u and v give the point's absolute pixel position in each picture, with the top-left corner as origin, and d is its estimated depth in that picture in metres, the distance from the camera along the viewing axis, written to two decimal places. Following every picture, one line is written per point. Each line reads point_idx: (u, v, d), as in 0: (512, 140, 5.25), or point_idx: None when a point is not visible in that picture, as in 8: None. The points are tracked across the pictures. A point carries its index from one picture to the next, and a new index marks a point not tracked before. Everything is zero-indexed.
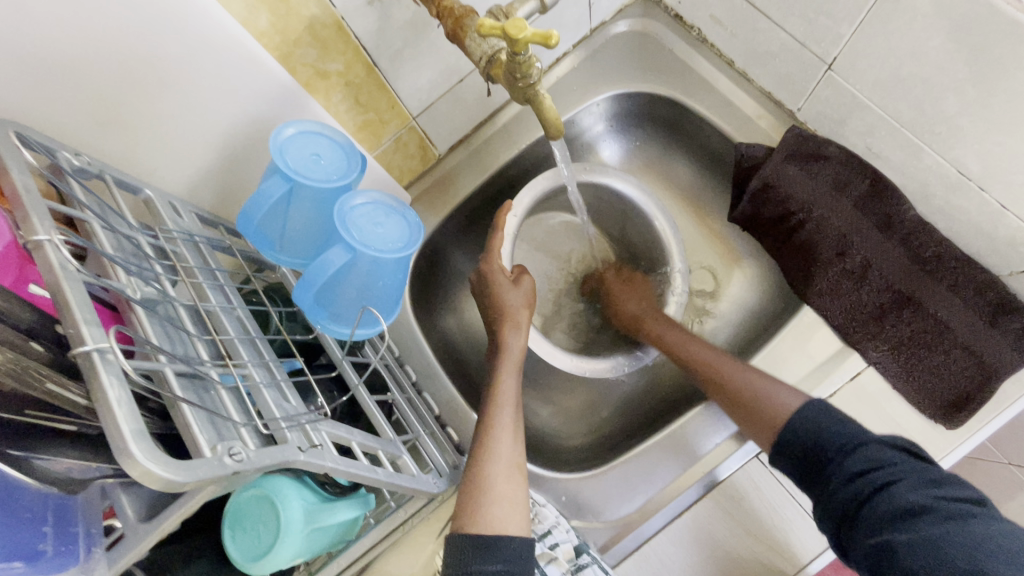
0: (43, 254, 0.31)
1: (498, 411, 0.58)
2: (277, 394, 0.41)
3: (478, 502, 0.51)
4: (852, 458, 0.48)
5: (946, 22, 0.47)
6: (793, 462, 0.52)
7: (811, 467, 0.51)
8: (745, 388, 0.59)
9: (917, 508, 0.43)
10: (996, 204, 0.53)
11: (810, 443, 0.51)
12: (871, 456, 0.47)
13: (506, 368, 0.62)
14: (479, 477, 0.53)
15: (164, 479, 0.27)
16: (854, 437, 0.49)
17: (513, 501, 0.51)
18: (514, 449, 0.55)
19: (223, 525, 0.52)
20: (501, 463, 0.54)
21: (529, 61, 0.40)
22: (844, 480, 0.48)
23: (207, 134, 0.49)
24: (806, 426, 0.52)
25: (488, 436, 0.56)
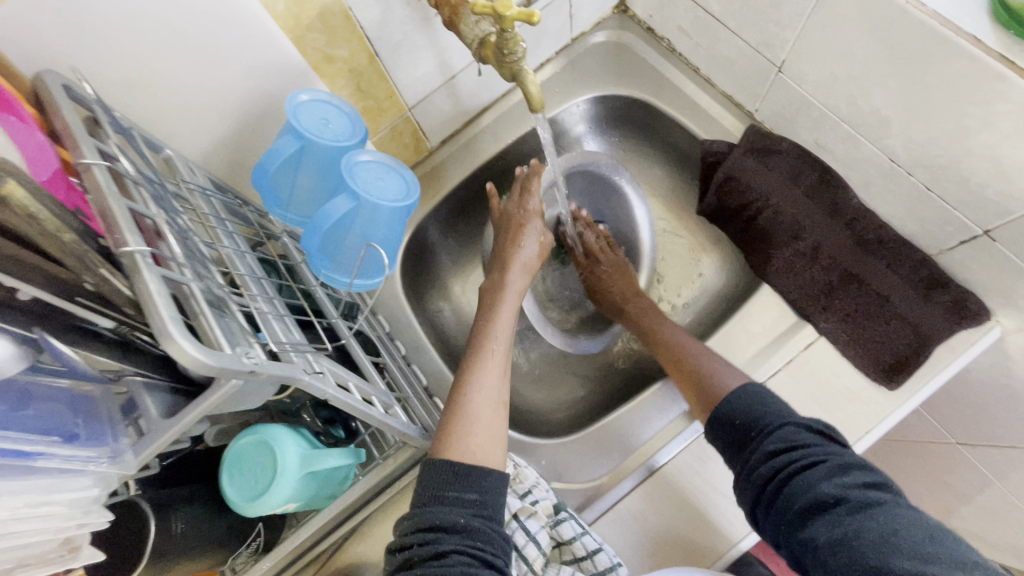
0: (92, 176, 0.36)
1: (493, 347, 0.62)
2: (283, 327, 0.45)
3: (464, 429, 0.55)
4: (769, 441, 0.52)
5: (869, 25, 0.55)
6: (724, 437, 0.56)
7: (736, 435, 0.55)
8: (701, 372, 0.63)
9: (836, 499, 0.46)
10: (922, 186, 0.61)
11: (750, 421, 0.54)
12: (788, 436, 0.52)
13: (505, 307, 0.67)
14: (464, 408, 0.57)
15: (194, 360, 0.32)
16: (771, 422, 0.53)
17: (494, 437, 0.56)
18: (501, 388, 0.60)
19: (221, 471, 0.55)
20: (488, 398, 0.58)
21: (515, 39, 0.47)
22: (757, 465, 0.52)
23: (225, 104, 0.54)
24: (755, 404, 0.55)
25: (478, 371, 0.60)
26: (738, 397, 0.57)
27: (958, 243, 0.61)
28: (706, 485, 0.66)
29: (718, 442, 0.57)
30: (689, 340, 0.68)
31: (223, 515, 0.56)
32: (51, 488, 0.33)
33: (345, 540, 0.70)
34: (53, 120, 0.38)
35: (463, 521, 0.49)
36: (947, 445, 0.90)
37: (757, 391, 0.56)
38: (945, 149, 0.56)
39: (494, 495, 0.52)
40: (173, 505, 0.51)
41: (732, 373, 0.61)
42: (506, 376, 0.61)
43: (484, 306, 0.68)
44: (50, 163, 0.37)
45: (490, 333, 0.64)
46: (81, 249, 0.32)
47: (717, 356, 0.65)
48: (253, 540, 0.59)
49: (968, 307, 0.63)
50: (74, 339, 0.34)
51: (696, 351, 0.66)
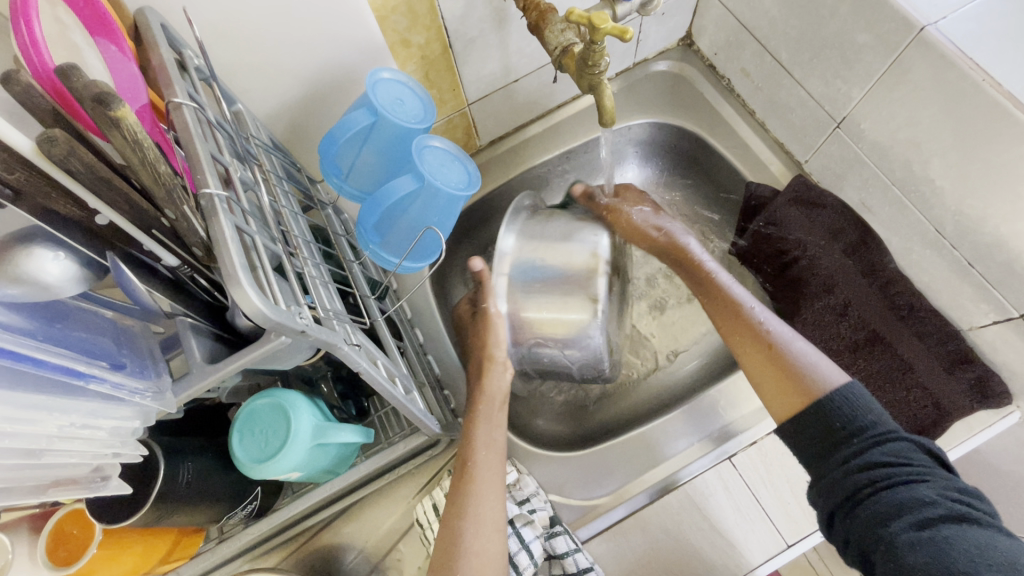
0: (181, 115, 0.36)
1: (483, 467, 0.61)
2: (327, 294, 0.45)
3: (449, 562, 0.55)
4: (877, 449, 0.48)
5: (940, 95, 0.55)
6: (806, 444, 0.52)
7: (819, 444, 0.51)
8: (791, 361, 0.56)
9: (927, 501, 0.45)
10: (964, 261, 0.61)
11: (835, 422, 0.51)
12: (898, 451, 0.48)
13: (484, 419, 0.65)
14: (450, 533, 0.57)
15: (256, 309, 0.31)
16: (880, 431, 0.49)
17: (490, 568, 0.55)
18: (495, 515, 0.59)
19: (232, 428, 0.55)
20: (477, 526, 0.57)
21: (602, 52, 0.47)
22: (853, 469, 0.48)
23: (301, 69, 0.55)
24: (847, 406, 0.51)
25: (468, 489, 0.60)
26: (829, 395, 0.52)
27: (991, 322, 0.61)
28: (703, 521, 0.66)
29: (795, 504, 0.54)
30: (770, 330, 0.60)
31: (226, 473, 0.55)
32: (95, 412, 0.35)
33: (333, 519, 0.70)
34: (149, 56, 0.38)
35: None
36: None
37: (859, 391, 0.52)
38: (994, 228, 0.57)
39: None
40: (184, 453, 0.51)
41: (822, 366, 0.55)
42: (501, 498, 0.60)
43: (466, 418, 0.66)
44: (138, 97, 0.37)
45: (473, 447, 0.63)
46: (174, 183, 0.30)
47: (808, 345, 0.58)
48: (248, 504, 0.59)
49: (991, 388, 0.63)
50: (137, 269, 0.34)
51: (775, 334, 0.59)
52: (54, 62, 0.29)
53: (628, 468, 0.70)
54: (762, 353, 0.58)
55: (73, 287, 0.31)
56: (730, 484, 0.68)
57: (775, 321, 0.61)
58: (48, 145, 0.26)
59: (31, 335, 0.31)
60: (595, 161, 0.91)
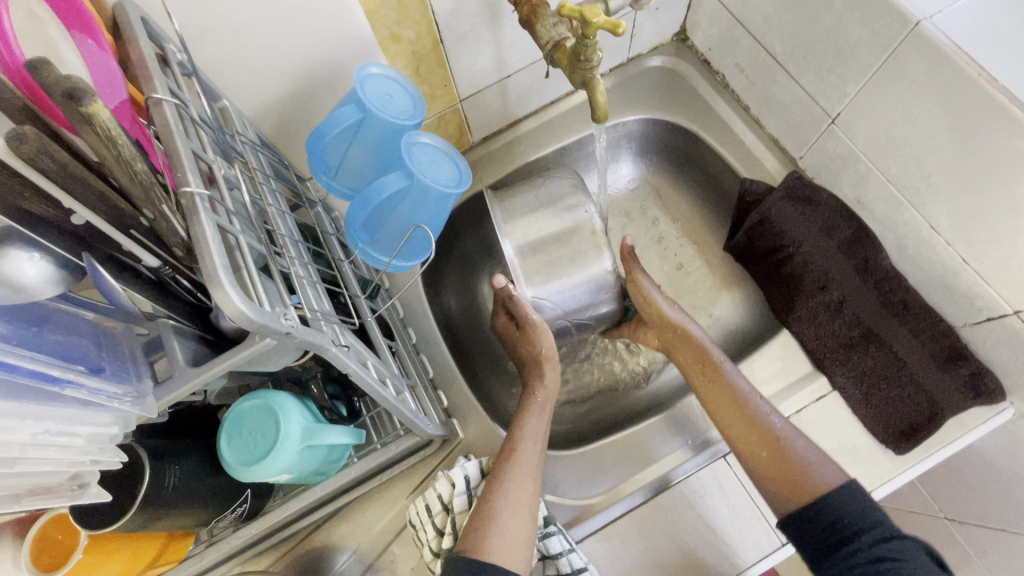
0: (160, 110, 0.35)
1: (525, 449, 0.64)
2: (315, 294, 0.44)
3: (482, 532, 0.57)
4: (881, 546, 0.53)
5: (935, 92, 0.55)
6: (809, 541, 0.57)
7: (823, 542, 0.56)
8: (792, 456, 0.59)
9: None
10: (958, 258, 0.61)
11: (840, 519, 0.55)
12: (893, 547, 0.53)
13: (534, 411, 0.69)
14: (486, 511, 0.59)
15: (238, 311, 0.31)
16: (879, 529, 0.54)
17: (517, 546, 0.57)
18: (529, 497, 0.61)
19: (220, 431, 0.54)
20: (511, 507, 0.59)
21: (594, 46, 0.46)
22: (859, 561, 0.53)
23: (287, 64, 0.54)
24: (848, 508, 0.55)
25: (510, 466, 0.63)
26: (834, 495, 0.56)
27: (984, 319, 0.61)
28: (698, 519, 0.66)
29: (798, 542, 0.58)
30: (773, 416, 0.62)
31: (215, 476, 0.55)
32: (73, 417, 0.34)
33: (325, 520, 0.69)
34: (129, 50, 0.37)
35: None
36: (932, 517, 0.90)
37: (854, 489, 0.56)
38: (989, 225, 0.56)
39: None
40: (171, 456, 0.50)
41: (824, 465, 0.59)
42: (535, 486, 0.62)
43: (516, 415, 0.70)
44: (117, 92, 0.36)
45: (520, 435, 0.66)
46: (151, 182, 0.29)
47: (803, 437, 0.61)
48: (238, 505, 0.58)
49: (985, 384, 0.62)
50: (115, 270, 0.33)
51: (780, 426, 0.62)
52: (24, 55, 0.28)
53: (623, 469, 0.69)
54: (769, 443, 0.61)
55: (49, 290, 0.30)
56: (725, 482, 0.68)
57: (775, 412, 0.63)
58: (17, 142, 0.25)
59: (5, 340, 0.30)
60: (589, 158, 0.90)
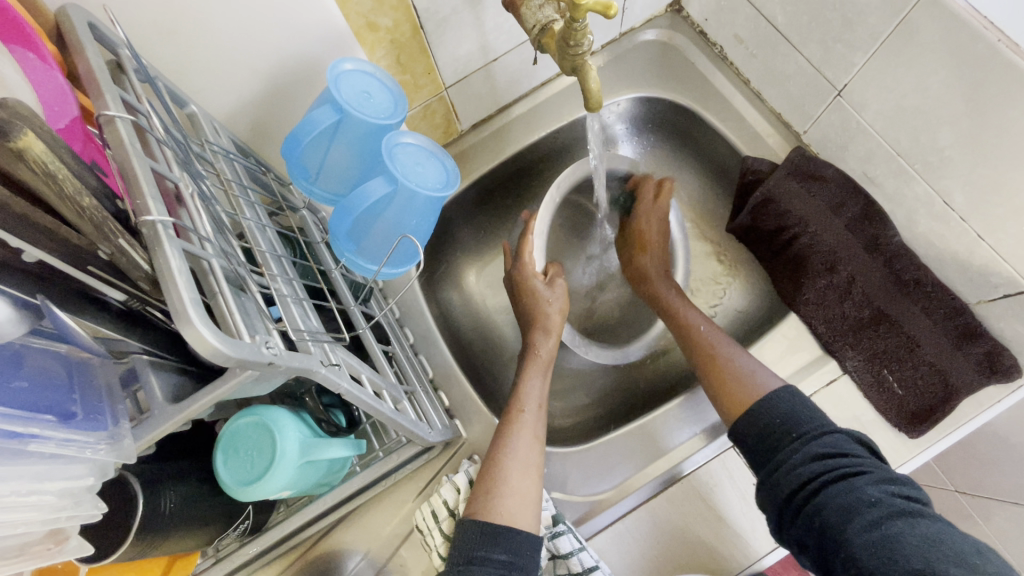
0: (114, 128, 0.32)
1: (528, 411, 0.64)
2: (302, 312, 0.42)
3: (491, 493, 0.56)
4: (815, 444, 0.52)
5: (950, 58, 0.51)
6: (756, 439, 0.57)
7: (769, 439, 0.55)
8: (728, 365, 0.63)
9: (871, 501, 0.47)
10: (974, 234, 0.58)
11: (778, 421, 0.55)
12: (833, 445, 0.52)
13: (533, 369, 0.68)
14: (496, 472, 0.58)
15: (211, 348, 0.28)
16: (814, 428, 0.54)
17: (525, 499, 0.56)
18: (532, 449, 0.60)
19: (215, 449, 0.52)
20: (519, 461, 0.59)
21: (584, 30, 0.43)
22: (796, 467, 0.52)
23: (257, 62, 0.50)
24: (783, 406, 0.56)
25: (513, 431, 0.62)
26: (771, 396, 0.57)
27: (1000, 295, 0.59)
28: (710, 510, 0.65)
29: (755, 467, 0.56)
30: (730, 347, 0.65)
31: (214, 496, 0.53)
32: (41, 475, 0.30)
33: (332, 527, 0.68)
34: (75, 62, 0.34)
35: None
36: (943, 490, 0.89)
37: (795, 397, 0.57)
38: (1007, 199, 0.54)
39: (523, 557, 0.52)
40: (165, 481, 0.48)
41: (759, 373, 0.61)
42: (539, 439, 0.62)
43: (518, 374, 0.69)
44: (68, 110, 0.34)
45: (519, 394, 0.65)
46: (100, 215, 0.28)
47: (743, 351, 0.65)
48: (240, 523, 0.57)
49: (1002, 361, 0.60)
50: (79, 308, 0.31)
51: (710, 337, 0.68)
52: None
53: (632, 463, 0.68)
54: (704, 352, 0.67)
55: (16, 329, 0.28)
56: (735, 472, 0.66)
57: (718, 334, 0.68)
58: None
59: None
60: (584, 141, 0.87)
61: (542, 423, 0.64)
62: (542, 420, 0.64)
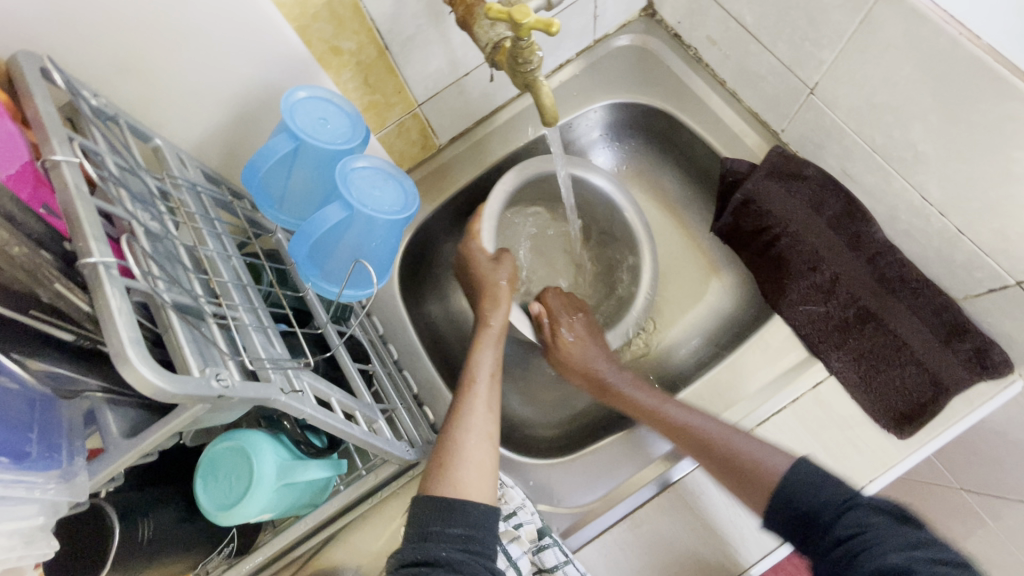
0: (60, 172, 0.33)
1: (478, 381, 0.62)
2: (264, 339, 0.42)
3: (445, 466, 0.54)
4: (838, 523, 0.47)
5: (914, 54, 0.50)
6: (784, 527, 0.51)
7: (802, 520, 0.49)
8: (739, 458, 0.56)
9: (898, 569, 0.41)
10: (955, 229, 0.57)
11: (795, 502, 0.50)
12: (858, 517, 0.46)
13: (483, 343, 0.66)
14: (452, 444, 0.57)
15: (153, 386, 0.29)
16: (840, 499, 0.48)
17: (482, 471, 0.55)
18: (487, 420, 0.59)
19: (196, 475, 0.53)
20: (474, 433, 0.58)
21: (530, 47, 0.44)
22: (828, 544, 0.47)
23: (220, 93, 0.51)
24: (794, 489, 0.51)
25: (465, 405, 0.60)
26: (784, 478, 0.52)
27: (986, 290, 0.58)
28: (697, 520, 0.64)
29: (776, 523, 0.52)
30: (732, 432, 0.59)
31: (193, 521, 0.54)
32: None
33: (321, 546, 0.68)
34: (25, 108, 0.35)
35: (445, 555, 0.47)
36: (948, 488, 0.87)
37: (807, 466, 0.51)
38: (982, 193, 0.52)
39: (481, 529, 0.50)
40: (142, 510, 0.49)
41: (770, 459, 0.55)
42: (493, 410, 0.61)
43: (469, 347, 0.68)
44: (18, 156, 0.34)
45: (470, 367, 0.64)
46: (35, 263, 0.30)
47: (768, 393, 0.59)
48: (225, 545, 0.57)
49: (991, 358, 0.59)
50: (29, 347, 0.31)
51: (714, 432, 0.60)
52: None
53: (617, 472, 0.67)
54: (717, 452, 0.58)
55: None
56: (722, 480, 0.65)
57: (713, 423, 0.60)
58: None
59: None
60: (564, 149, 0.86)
61: (496, 391, 0.63)
62: (495, 389, 0.63)
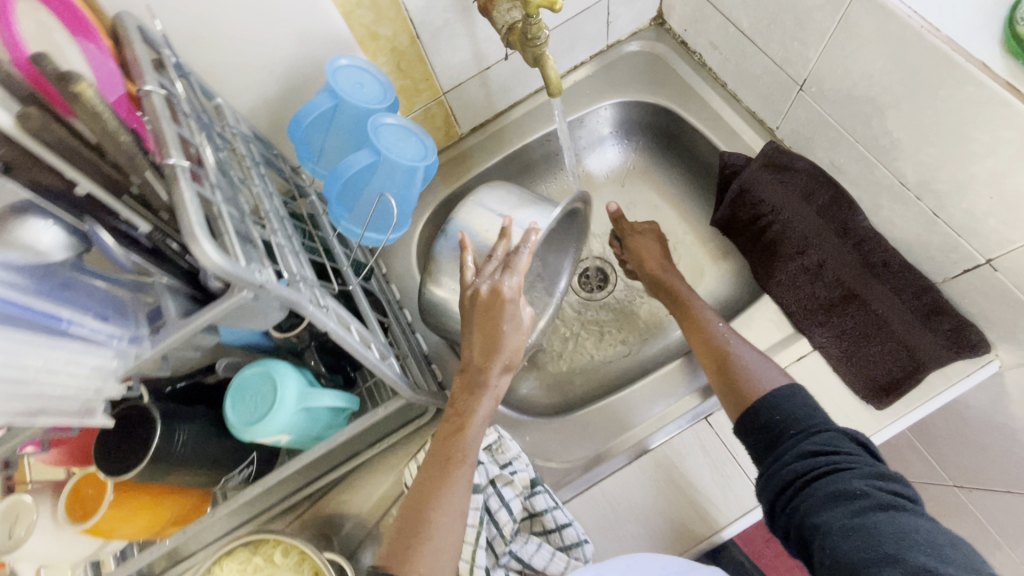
0: (150, 100, 0.41)
1: (467, 452, 0.60)
2: (297, 263, 0.49)
3: (413, 542, 0.55)
4: (811, 440, 0.55)
5: (884, 46, 0.56)
6: (755, 430, 0.59)
7: (770, 433, 0.58)
8: (738, 368, 0.64)
9: (856, 493, 0.50)
10: (929, 212, 0.61)
11: (780, 417, 0.58)
12: (828, 441, 0.54)
13: (481, 411, 0.61)
14: (421, 522, 0.56)
15: (212, 261, 0.36)
16: (813, 424, 0.56)
17: (444, 553, 0.56)
18: (462, 499, 0.58)
19: (225, 397, 0.60)
20: (448, 514, 0.57)
21: (539, 24, 0.51)
22: (789, 459, 0.55)
23: (274, 64, 0.60)
24: (783, 404, 0.59)
25: (445, 482, 0.58)
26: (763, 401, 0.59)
27: (961, 272, 0.61)
28: (681, 480, 0.67)
29: (749, 440, 0.60)
30: (741, 347, 0.66)
31: (221, 439, 0.60)
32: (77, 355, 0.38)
33: (332, 487, 0.74)
34: (125, 53, 0.44)
35: None
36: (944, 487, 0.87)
37: (799, 398, 0.59)
38: (951, 175, 0.57)
39: None
40: (180, 418, 0.56)
41: (766, 376, 0.63)
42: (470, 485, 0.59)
43: (460, 399, 0.63)
44: (115, 87, 0.42)
45: (462, 433, 0.60)
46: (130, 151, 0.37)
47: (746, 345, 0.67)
48: (245, 467, 0.64)
49: (968, 338, 0.62)
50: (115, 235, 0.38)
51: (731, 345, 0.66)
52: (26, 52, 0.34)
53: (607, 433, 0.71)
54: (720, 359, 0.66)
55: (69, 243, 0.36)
56: (707, 444, 0.69)
57: (738, 342, 0.67)
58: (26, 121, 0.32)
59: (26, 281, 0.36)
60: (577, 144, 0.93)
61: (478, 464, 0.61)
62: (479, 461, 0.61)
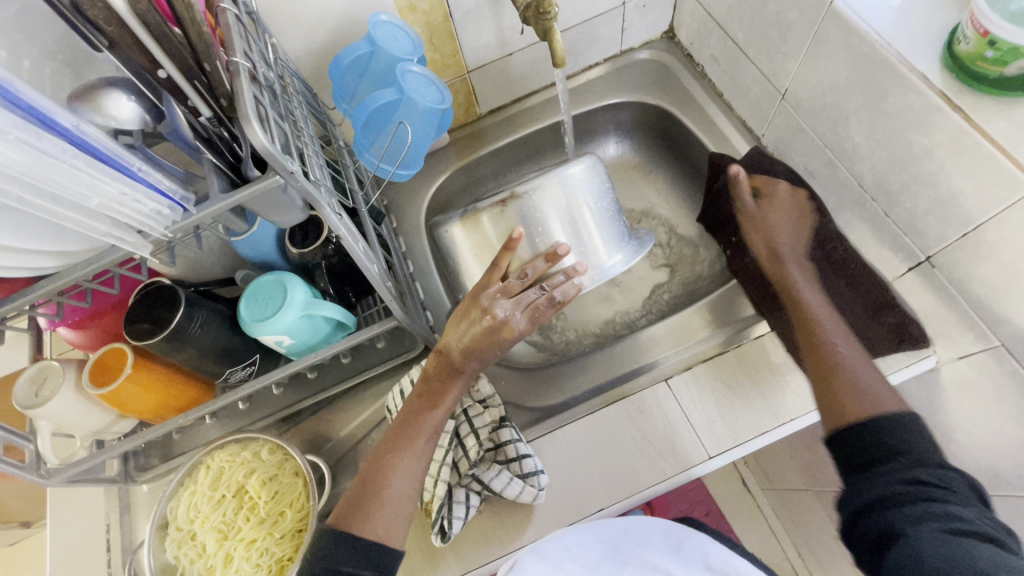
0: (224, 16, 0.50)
1: (432, 430, 0.66)
2: (322, 175, 0.57)
3: (372, 507, 0.61)
4: (919, 469, 0.53)
5: (849, 60, 0.64)
6: (850, 447, 0.58)
7: (862, 454, 0.57)
8: (844, 383, 0.61)
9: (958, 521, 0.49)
10: (882, 212, 0.69)
11: (880, 441, 0.56)
12: (933, 472, 0.53)
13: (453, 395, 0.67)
14: (382, 488, 0.62)
15: (258, 139, 0.44)
16: (928, 457, 0.54)
17: (400, 518, 0.62)
18: (422, 471, 0.64)
19: (241, 298, 0.68)
20: (407, 483, 0.63)
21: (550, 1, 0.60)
22: (889, 479, 0.54)
23: (323, 19, 0.69)
24: (900, 430, 0.56)
25: (410, 454, 0.64)
26: (871, 422, 0.57)
27: (908, 269, 0.69)
28: (637, 432, 0.73)
29: (845, 451, 0.58)
30: (860, 362, 0.63)
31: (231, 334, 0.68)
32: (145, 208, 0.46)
33: (320, 406, 0.81)
34: None
35: None
36: None
37: (919, 424, 0.56)
38: (900, 176, 0.64)
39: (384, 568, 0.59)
40: (200, 305, 0.64)
41: (872, 395, 0.59)
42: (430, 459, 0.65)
43: (432, 379, 0.68)
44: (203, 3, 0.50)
45: (434, 412, 0.66)
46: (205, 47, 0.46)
47: (863, 363, 0.63)
48: (246, 366, 0.71)
49: (909, 332, 0.67)
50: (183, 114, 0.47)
51: (844, 356, 0.64)
52: None
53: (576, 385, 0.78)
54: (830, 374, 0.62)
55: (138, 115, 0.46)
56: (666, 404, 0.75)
57: (860, 357, 0.64)
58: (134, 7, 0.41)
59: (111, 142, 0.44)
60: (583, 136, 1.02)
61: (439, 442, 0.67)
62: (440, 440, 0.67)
